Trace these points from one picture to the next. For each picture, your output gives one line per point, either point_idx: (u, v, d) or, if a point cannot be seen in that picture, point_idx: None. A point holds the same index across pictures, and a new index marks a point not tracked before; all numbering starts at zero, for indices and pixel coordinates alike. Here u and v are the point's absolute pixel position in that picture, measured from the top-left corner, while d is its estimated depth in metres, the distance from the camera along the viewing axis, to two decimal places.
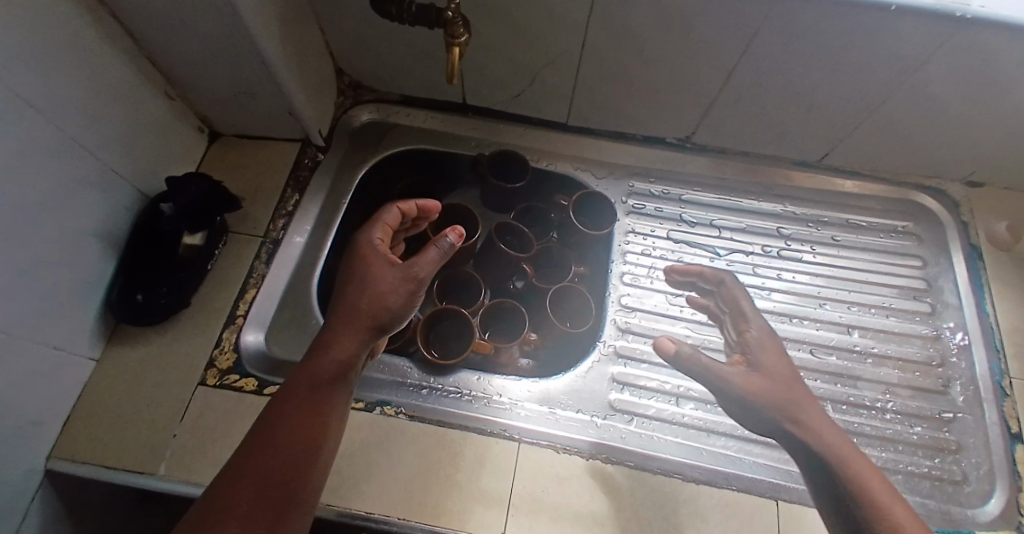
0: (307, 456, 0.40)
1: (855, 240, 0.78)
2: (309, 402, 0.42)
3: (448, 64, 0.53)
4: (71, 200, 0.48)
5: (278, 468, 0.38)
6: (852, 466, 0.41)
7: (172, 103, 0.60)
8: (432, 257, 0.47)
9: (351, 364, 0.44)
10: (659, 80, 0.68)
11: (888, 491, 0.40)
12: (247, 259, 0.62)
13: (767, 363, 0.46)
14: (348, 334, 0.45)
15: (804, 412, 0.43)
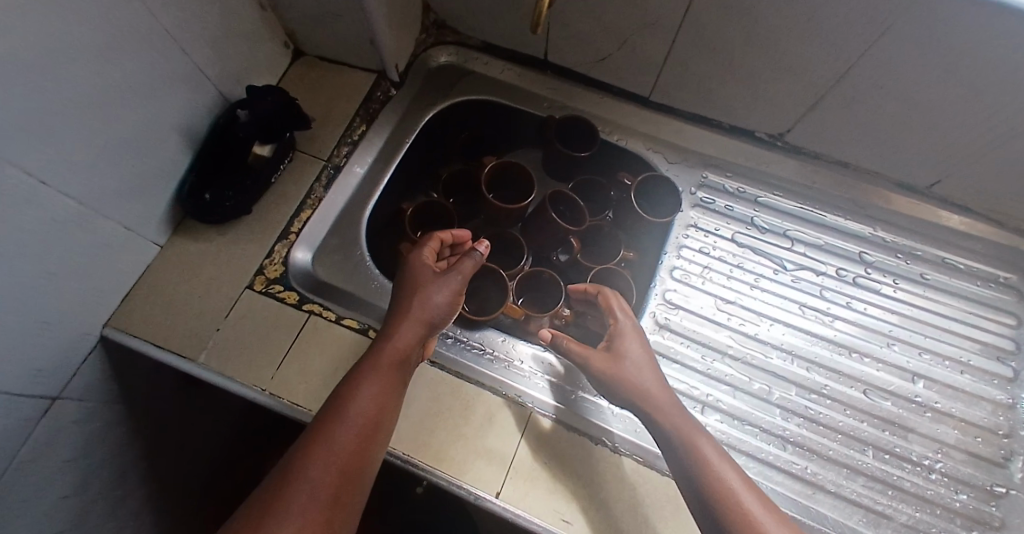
0: (377, 432, 0.45)
1: (947, 283, 0.69)
2: (378, 383, 0.47)
3: (534, 11, 0.52)
4: (161, 90, 0.50)
5: (351, 438, 0.43)
6: (685, 432, 0.47)
7: (264, 13, 0.62)
8: (468, 265, 0.57)
9: (410, 353, 0.50)
10: (761, 64, 0.62)
11: (717, 451, 0.46)
12: (308, 180, 0.64)
13: (617, 349, 0.54)
14: (407, 327, 0.51)
15: (654, 391, 0.50)
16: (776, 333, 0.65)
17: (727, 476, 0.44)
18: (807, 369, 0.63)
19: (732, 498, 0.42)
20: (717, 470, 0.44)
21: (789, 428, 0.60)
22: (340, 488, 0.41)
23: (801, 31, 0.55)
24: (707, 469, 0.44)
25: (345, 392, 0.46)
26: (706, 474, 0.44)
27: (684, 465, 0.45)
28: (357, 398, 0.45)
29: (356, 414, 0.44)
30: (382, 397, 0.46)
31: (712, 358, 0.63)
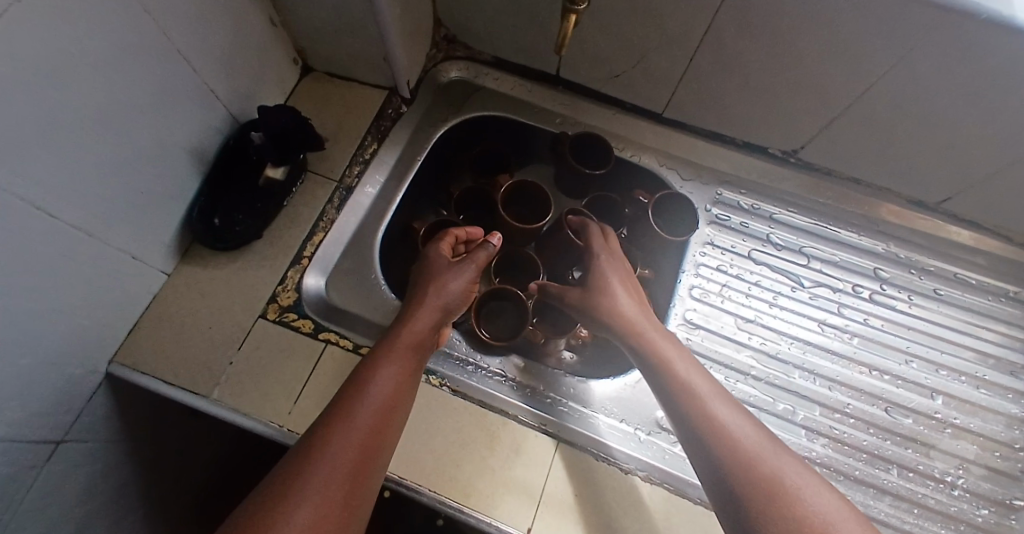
0: (394, 413, 0.45)
1: (958, 298, 0.70)
2: (398, 364, 0.48)
3: (559, 31, 0.49)
4: (169, 111, 0.48)
5: (371, 416, 0.43)
6: (676, 366, 0.49)
7: (275, 29, 0.59)
8: (482, 256, 0.60)
9: (426, 338, 0.52)
10: (779, 82, 0.61)
11: (710, 385, 0.48)
12: (320, 201, 0.62)
13: (594, 281, 0.58)
14: (423, 312, 0.53)
15: (644, 331, 0.53)
16: (797, 351, 0.65)
17: (716, 405, 0.45)
18: (828, 387, 0.63)
19: (722, 424, 0.43)
20: (707, 401, 0.46)
21: (816, 450, 0.60)
22: (359, 465, 0.40)
23: (822, 51, 0.55)
24: (698, 400, 0.46)
25: (363, 374, 0.46)
26: (696, 402, 0.45)
27: (672, 395, 0.47)
28: (376, 379, 0.45)
29: (376, 393, 0.44)
30: (400, 379, 0.47)
31: (736, 379, 0.62)
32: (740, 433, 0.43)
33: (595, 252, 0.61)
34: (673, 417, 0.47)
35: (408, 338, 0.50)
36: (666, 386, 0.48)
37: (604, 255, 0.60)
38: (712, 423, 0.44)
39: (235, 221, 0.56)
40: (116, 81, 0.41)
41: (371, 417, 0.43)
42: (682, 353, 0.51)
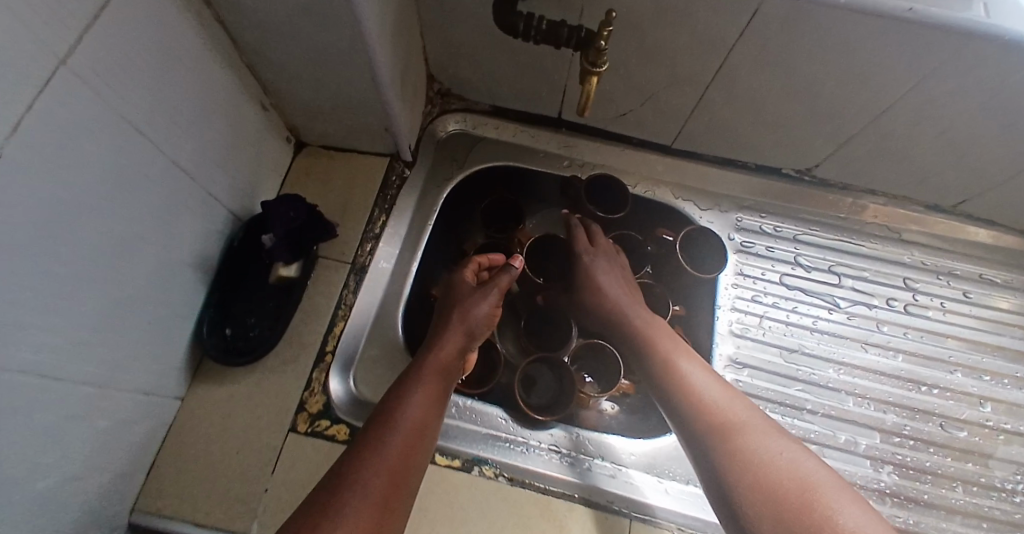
0: (424, 439, 0.45)
1: (989, 298, 0.69)
2: (427, 388, 0.48)
3: (582, 94, 0.47)
4: (168, 227, 0.43)
5: (402, 442, 0.43)
6: (675, 366, 0.53)
7: (265, 113, 0.55)
8: (506, 281, 0.59)
9: (453, 363, 0.52)
10: (795, 110, 0.60)
11: (707, 379, 0.52)
12: (335, 288, 0.57)
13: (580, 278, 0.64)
14: (450, 336, 0.53)
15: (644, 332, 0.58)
16: (846, 377, 0.63)
17: (710, 399, 0.49)
18: (881, 410, 0.62)
19: (716, 416, 0.47)
20: (702, 396, 0.50)
21: (883, 479, 0.59)
22: (390, 492, 0.40)
23: (838, 79, 0.54)
24: (694, 396, 0.50)
25: (395, 399, 0.46)
26: (690, 393, 0.50)
27: (670, 388, 0.52)
28: (408, 405, 0.46)
29: (408, 419, 0.45)
30: (431, 405, 0.47)
31: (793, 416, 0.61)
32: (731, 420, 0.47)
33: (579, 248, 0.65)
34: (672, 410, 0.51)
35: (439, 363, 0.51)
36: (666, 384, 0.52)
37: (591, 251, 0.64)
38: (706, 415, 0.48)
39: (252, 327, 0.52)
40: (110, 213, 0.36)
41: (402, 444, 0.43)
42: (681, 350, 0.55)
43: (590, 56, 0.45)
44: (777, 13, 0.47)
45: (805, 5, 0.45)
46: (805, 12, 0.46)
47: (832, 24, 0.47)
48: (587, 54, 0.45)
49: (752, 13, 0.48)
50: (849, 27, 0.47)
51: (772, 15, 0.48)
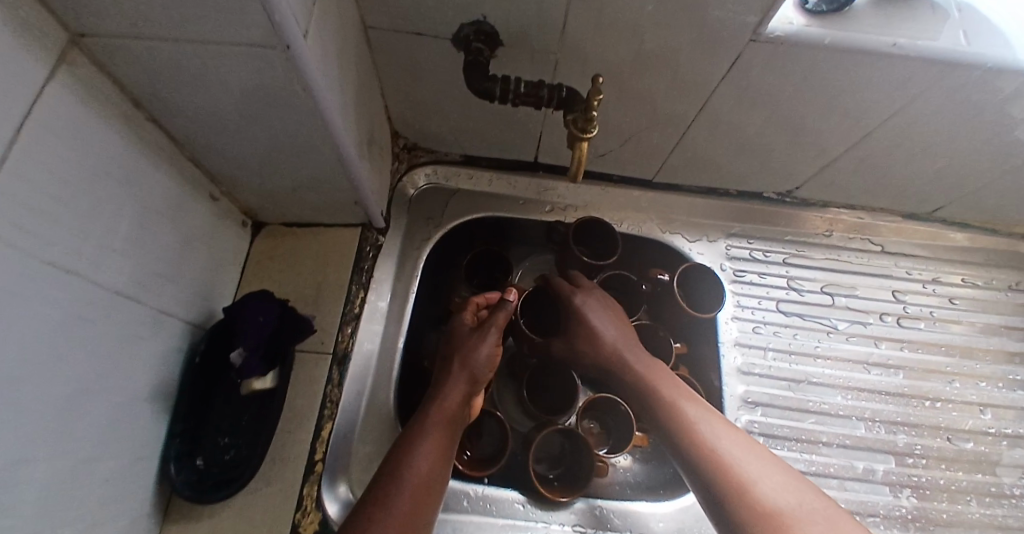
0: (432, 497, 0.42)
1: (971, 301, 0.71)
2: (433, 443, 0.45)
3: (575, 161, 0.45)
4: (114, 362, 0.38)
5: (408, 505, 0.40)
6: (685, 418, 0.47)
7: (217, 203, 0.49)
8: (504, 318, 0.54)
9: (460, 410, 0.48)
10: (776, 141, 0.59)
11: (725, 430, 0.46)
12: (317, 385, 0.51)
13: (575, 327, 0.57)
14: (456, 380, 0.49)
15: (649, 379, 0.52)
16: (854, 401, 0.63)
17: (727, 454, 0.43)
18: (892, 431, 0.62)
19: (736, 476, 0.41)
20: (719, 451, 0.44)
21: (905, 505, 0.58)
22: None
23: (819, 112, 0.53)
24: (709, 454, 0.44)
25: (403, 453, 0.43)
26: (705, 450, 0.44)
27: (683, 445, 0.46)
28: (415, 460, 0.43)
29: (416, 475, 0.42)
30: (440, 456, 0.44)
31: (811, 452, 0.59)
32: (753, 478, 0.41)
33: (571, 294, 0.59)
34: (690, 474, 0.45)
35: (447, 409, 0.47)
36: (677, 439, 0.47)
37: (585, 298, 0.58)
38: (724, 474, 0.42)
39: (227, 449, 0.46)
40: (41, 368, 0.31)
41: (408, 508, 0.40)
42: (692, 398, 0.50)
43: (579, 124, 0.44)
44: (759, 54, 0.46)
45: (786, 46, 0.44)
46: (786, 53, 0.45)
47: (814, 63, 0.46)
48: (576, 123, 0.44)
49: (734, 56, 0.46)
50: (829, 64, 0.46)
51: (753, 58, 0.46)
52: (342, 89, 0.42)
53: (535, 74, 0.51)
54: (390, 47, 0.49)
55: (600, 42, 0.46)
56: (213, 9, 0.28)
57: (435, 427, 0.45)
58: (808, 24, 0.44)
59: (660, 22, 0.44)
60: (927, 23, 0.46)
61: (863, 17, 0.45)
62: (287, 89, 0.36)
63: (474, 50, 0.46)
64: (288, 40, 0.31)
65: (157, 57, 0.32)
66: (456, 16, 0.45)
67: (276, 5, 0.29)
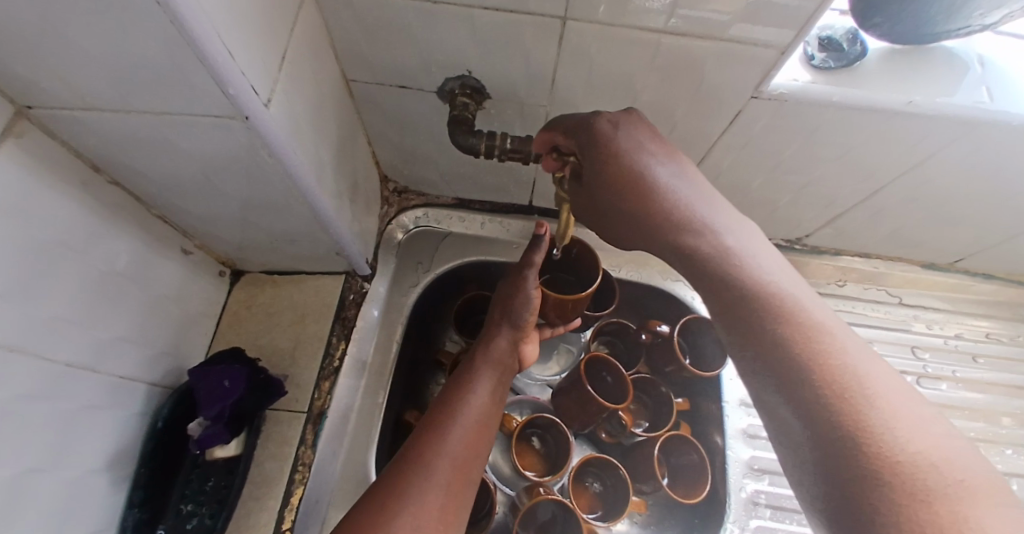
0: (487, 435, 0.44)
1: (997, 359, 0.67)
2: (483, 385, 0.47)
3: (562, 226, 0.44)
4: (73, 435, 0.36)
5: (466, 437, 0.43)
6: (784, 296, 0.29)
7: (188, 256, 0.48)
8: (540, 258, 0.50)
9: (504, 355, 0.49)
10: (782, 195, 0.56)
11: (873, 364, 0.26)
12: (291, 446, 0.49)
13: None
14: (499, 328, 0.50)
15: (736, 252, 0.31)
16: None
17: (847, 362, 0.26)
18: None
19: (875, 446, 0.23)
20: (838, 362, 0.25)
21: None
22: (458, 490, 0.39)
23: (829, 167, 0.50)
24: (812, 346, 0.26)
25: (455, 393, 0.46)
26: (824, 382, 0.25)
27: (784, 355, 0.27)
28: (468, 399, 0.45)
29: (468, 413, 0.44)
30: (491, 399, 0.46)
31: None
32: (938, 481, 0.21)
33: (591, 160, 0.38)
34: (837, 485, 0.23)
35: (497, 355, 0.49)
36: (797, 403, 0.26)
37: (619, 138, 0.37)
38: (850, 435, 0.23)
39: (188, 517, 0.44)
40: None
41: (466, 442, 0.42)
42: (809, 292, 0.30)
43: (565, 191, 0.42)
44: (761, 112, 0.43)
45: (790, 104, 0.42)
46: (789, 110, 0.42)
47: (821, 120, 0.43)
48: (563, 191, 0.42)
49: (735, 112, 0.44)
50: (836, 122, 0.43)
51: (755, 115, 0.44)
52: (319, 148, 0.40)
53: (526, 128, 0.49)
54: (373, 97, 0.48)
55: (593, 97, 0.44)
56: (159, 83, 0.28)
57: (483, 370, 0.48)
58: (814, 80, 0.41)
59: (655, 79, 0.41)
60: (948, 81, 0.43)
61: (875, 73, 0.42)
62: (253, 156, 0.34)
63: (460, 104, 0.45)
64: (248, 111, 0.30)
65: (113, 128, 0.32)
66: (441, 70, 0.43)
67: (231, 80, 0.27)
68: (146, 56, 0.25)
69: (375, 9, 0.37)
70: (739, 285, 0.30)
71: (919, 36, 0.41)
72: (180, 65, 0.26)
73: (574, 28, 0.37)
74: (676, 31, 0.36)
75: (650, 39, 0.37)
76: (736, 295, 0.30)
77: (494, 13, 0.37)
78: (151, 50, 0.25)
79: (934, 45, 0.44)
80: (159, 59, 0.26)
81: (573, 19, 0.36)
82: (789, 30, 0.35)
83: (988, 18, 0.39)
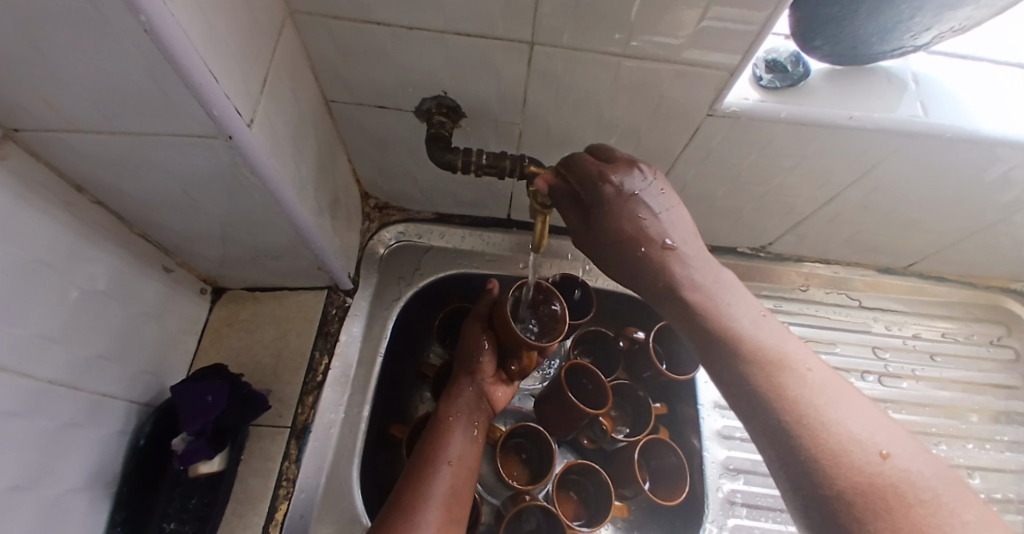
0: (467, 476, 0.46)
1: (952, 356, 0.71)
2: (454, 432, 0.49)
3: (534, 236, 0.48)
4: (56, 453, 0.36)
5: (445, 480, 0.45)
6: (803, 393, 0.31)
7: (170, 274, 0.49)
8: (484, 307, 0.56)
9: (468, 404, 0.51)
10: (745, 205, 0.59)
11: (882, 430, 0.29)
12: (274, 461, 0.49)
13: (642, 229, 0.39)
14: (465, 380, 0.53)
15: (755, 338, 0.34)
16: None
17: (841, 432, 0.29)
18: None
19: (890, 505, 0.26)
20: (835, 434, 0.29)
21: None
22: (448, 527, 0.42)
23: (785, 178, 0.53)
24: (811, 428, 0.29)
25: (438, 435, 0.48)
26: (827, 470, 0.28)
27: (795, 464, 0.29)
28: (449, 443, 0.48)
29: (451, 459, 0.47)
30: (469, 441, 0.49)
31: None
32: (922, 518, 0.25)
33: (601, 185, 0.39)
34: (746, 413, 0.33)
35: (462, 403, 0.51)
36: (794, 495, 0.29)
37: (639, 175, 0.40)
38: (857, 512, 0.26)
39: None
40: None
41: (448, 484, 0.45)
42: (819, 372, 0.32)
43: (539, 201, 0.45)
44: (717, 128, 0.46)
45: (743, 120, 0.45)
46: (744, 124, 0.46)
47: (772, 134, 0.47)
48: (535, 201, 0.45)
49: (694, 129, 0.47)
50: (786, 138, 0.47)
51: (713, 131, 0.47)
52: (299, 167, 0.42)
53: (501, 144, 0.51)
54: (353, 117, 0.50)
55: (562, 115, 0.47)
56: (145, 107, 0.29)
57: (449, 419, 0.50)
58: (763, 99, 0.44)
59: (619, 98, 0.44)
60: (888, 97, 0.47)
61: (819, 91, 0.46)
62: (236, 174, 0.35)
63: (436, 123, 0.47)
64: (231, 131, 0.31)
65: (100, 151, 0.33)
66: (418, 91, 0.45)
67: (216, 102, 0.29)
68: (132, 80, 0.27)
69: (354, 34, 0.40)
70: (754, 383, 0.32)
71: (855, 58, 0.46)
72: (168, 91, 0.28)
73: (541, 52, 0.40)
74: (635, 54, 0.39)
75: (611, 62, 0.40)
76: (758, 400, 0.31)
77: (465, 37, 0.39)
78: (141, 77, 0.27)
79: (874, 65, 0.49)
80: (143, 82, 0.27)
81: (539, 45, 0.39)
82: (734, 53, 0.38)
83: (919, 40, 0.43)
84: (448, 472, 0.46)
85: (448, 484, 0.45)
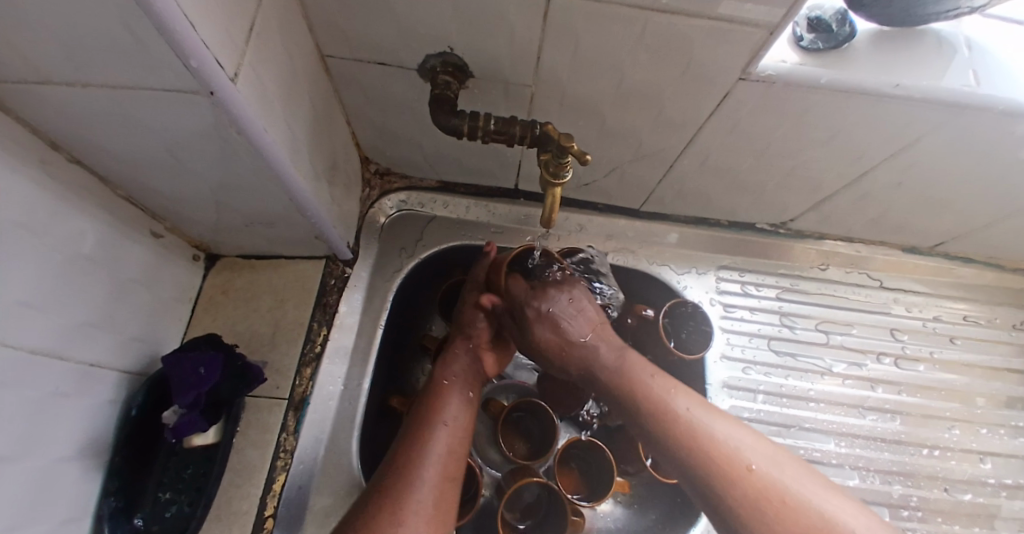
0: (465, 437, 0.45)
1: (971, 341, 0.69)
2: (450, 395, 0.47)
3: (545, 208, 0.45)
4: (44, 427, 0.35)
5: (440, 441, 0.43)
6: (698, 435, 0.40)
7: (159, 240, 0.47)
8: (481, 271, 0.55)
9: (465, 366, 0.50)
10: (767, 179, 0.55)
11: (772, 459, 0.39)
12: (271, 434, 0.48)
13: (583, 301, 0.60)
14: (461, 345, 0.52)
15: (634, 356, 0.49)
16: (847, 449, 0.61)
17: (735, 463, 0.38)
18: (886, 482, 0.60)
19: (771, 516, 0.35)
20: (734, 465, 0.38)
21: None
22: (442, 490, 0.40)
23: (815, 151, 0.50)
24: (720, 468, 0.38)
25: (434, 397, 0.47)
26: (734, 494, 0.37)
27: (716, 500, 0.38)
28: (445, 405, 0.46)
29: (448, 420, 0.45)
30: (467, 403, 0.48)
31: None
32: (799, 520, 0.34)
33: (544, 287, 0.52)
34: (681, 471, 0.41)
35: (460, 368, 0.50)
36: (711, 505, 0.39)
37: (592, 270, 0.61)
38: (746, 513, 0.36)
39: (168, 505, 0.44)
40: None
41: (444, 445, 0.43)
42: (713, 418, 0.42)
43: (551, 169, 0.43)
44: (746, 94, 0.43)
45: (776, 86, 0.41)
46: (776, 91, 0.42)
47: (808, 103, 0.43)
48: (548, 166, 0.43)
49: (723, 95, 0.43)
50: (823, 106, 0.43)
51: (741, 97, 0.43)
52: (292, 129, 0.39)
53: (511, 108, 0.48)
54: (350, 73, 0.46)
55: (579, 76, 0.43)
56: (118, 55, 0.26)
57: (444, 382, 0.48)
58: (802, 62, 0.40)
59: (642, 58, 0.40)
60: (939, 63, 0.42)
61: (863, 56, 0.42)
62: (222, 133, 0.32)
63: (441, 82, 0.44)
64: (213, 86, 0.28)
65: (71, 106, 0.30)
66: (422, 45, 0.41)
67: (194, 53, 0.25)
68: (97, 26, 0.24)
69: None
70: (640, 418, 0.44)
71: (907, 17, 0.41)
72: (139, 39, 0.24)
73: (558, 4, 0.36)
74: (664, 8, 0.35)
75: (637, 17, 0.36)
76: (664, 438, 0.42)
77: None
78: (108, 21, 0.23)
79: (925, 26, 0.44)
80: (110, 27, 0.24)
81: None
82: (776, 10, 0.34)
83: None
84: (443, 432, 0.44)
85: (443, 444, 0.43)
